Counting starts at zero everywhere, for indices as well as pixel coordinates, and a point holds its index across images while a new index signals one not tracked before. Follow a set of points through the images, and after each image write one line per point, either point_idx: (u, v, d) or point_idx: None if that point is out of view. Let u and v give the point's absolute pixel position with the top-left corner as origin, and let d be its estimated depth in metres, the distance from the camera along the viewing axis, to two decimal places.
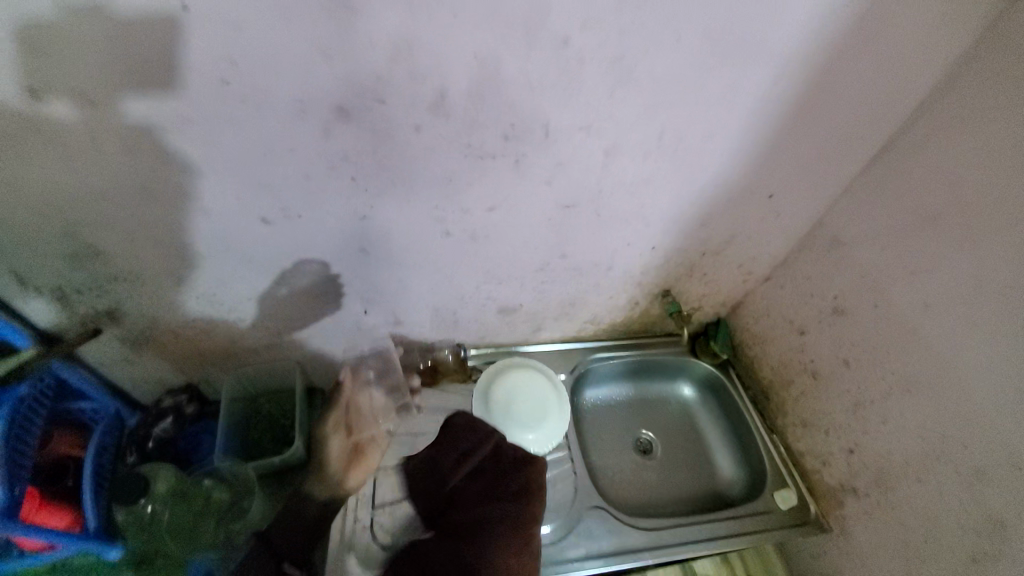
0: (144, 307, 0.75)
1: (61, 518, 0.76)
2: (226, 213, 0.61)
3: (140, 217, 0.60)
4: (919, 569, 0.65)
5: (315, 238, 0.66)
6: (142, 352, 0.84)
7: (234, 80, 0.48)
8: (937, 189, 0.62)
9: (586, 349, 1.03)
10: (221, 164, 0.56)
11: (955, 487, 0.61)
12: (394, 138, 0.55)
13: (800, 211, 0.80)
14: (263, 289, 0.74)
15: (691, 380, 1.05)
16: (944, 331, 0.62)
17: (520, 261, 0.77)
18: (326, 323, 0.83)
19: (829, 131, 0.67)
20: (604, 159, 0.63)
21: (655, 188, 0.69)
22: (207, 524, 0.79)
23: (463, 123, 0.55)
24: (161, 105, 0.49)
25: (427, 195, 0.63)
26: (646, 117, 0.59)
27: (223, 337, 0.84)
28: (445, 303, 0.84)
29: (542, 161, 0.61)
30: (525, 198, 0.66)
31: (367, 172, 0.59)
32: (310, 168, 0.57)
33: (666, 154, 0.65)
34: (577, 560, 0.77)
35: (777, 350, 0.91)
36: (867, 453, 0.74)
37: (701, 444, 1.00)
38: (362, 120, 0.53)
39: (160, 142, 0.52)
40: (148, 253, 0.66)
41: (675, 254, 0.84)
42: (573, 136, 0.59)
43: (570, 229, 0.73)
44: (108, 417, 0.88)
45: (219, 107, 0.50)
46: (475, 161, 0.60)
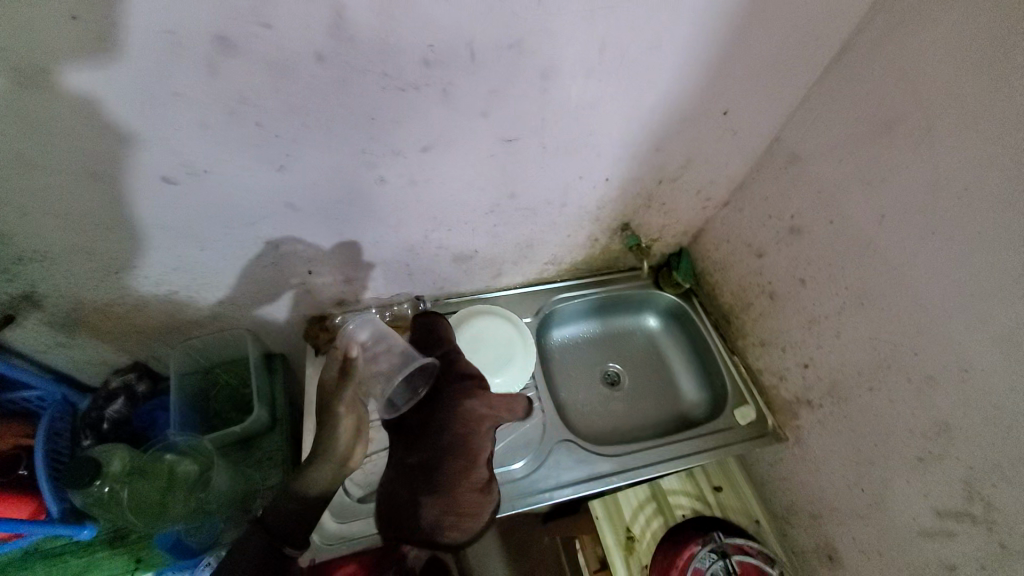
0: (63, 287, 0.68)
1: (16, 508, 0.74)
2: (124, 174, 0.54)
3: (22, 188, 0.53)
4: (869, 469, 0.70)
5: (234, 196, 0.60)
6: (76, 335, 0.78)
7: (84, 14, 0.40)
8: (895, 92, 0.58)
9: (550, 290, 1.01)
10: (101, 117, 0.48)
11: (901, 392, 0.63)
12: (296, 72, 0.48)
13: (757, 128, 0.76)
14: (190, 257, 0.68)
15: (656, 311, 1.06)
16: (896, 242, 0.61)
17: (467, 205, 0.72)
18: (270, 287, 0.79)
19: (785, 34, 0.62)
20: (542, 82, 0.57)
21: (602, 112, 0.64)
22: (176, 498, 0.77)
23: (374, 48, 0.48)
24: (2, 51, 0.41)
25: (349, 138, 0.57)
26: (583, 29, 0.53)
27: (161, 312, 0.78)
28: (395, 256, 0.79)
29: (473, 89, 0.55)
30: (460, 133, 0.60)
31: (274, 115, 0.52)
32: (207, 115, 0.50)
33: (611, 71, 0.59)
34: (550, 490, 0.80)
35: (738, 275, 0.91)
36: (821, 367, 0.76)
37: (667, 371, 1.03)
38: (252, 51, 0.45)
39: (17, 97, 0.44)
40: (45, 228, 0.58)
41: (631, 184, 0.80)
42: (503, 57, 0.53)
43: (515, 165, 0.68)
44: (56, 404, 0.84)
45: (75, 49, 0.42)
46: (397, 94, 0.53)
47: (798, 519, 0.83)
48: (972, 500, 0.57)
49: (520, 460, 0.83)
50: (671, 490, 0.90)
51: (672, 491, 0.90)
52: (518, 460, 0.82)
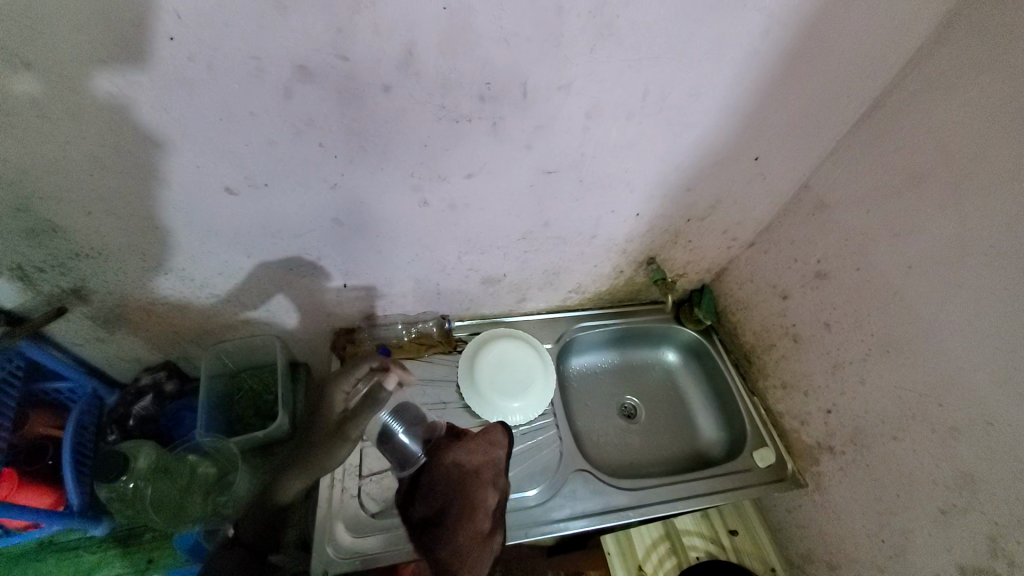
0: (111, 284, 0.72)
1: (40, 497, 0.77)
2: (188, 183, 0.58)
3: (97, 191, 0.57)
4: (890, 520, 0.68)
5: (285, 209, 0.64)
6: (115, 331, 0.81)
7: (180, 37, 0.44)
8: (923, 150, 0.61)
9: (572, 317, 1.03)
10: (178, 131, 0.52)
11: (926, 443, 0.63)
12: (362, 100, 0.52)
13: (786, 173, 0.78)
14: (236, 264, 0.72)
15: (676, 346, 1.07)
16: (924, 293, 0.62)
17: (502, 231, 0.75)
18: (305, 297, 0.81)
19: (818, 88, 0.65)
20: (585, 121, 0.60)
21: (639, 152, 0.67)
22: (194, 498, 0.81)
23: (435, 83, 0.52)
24: (108, 67, 0.45)
25: (400, 161, 0.60)
26: (628, 74, 0.56)
27: (199, 315, 0.81)
28: (427, 275, 0.82)
29: (520, 124, 0.59)
30: (504, 164, 0.63)
31: (334, 137, 0.55)
32: (274, 134, 0.54)
33: (650, 115, 0.62)
34: (562, 520, 0.79)
35: (760, 316, 0.92)
36: (843, 413, 0.75)
37: (685, 407, 1.02)
38: (324, 79, 0.49)
39: (110, 108, 0.49)
40: (109, 228, 0.62)
41: (659, 221, 0.82)
42: (553, 96, 0.56)
43: (551, 196, 0.71)
44: (86, 397, 0.86)
45: (170, 70, 0.46)
46: (450, 125, 0.57)
47: (816, 571, 0.81)
48: (995, 556, 0.55)
49: (535, 487, 0.82)
50: (685, 530, 0.88)
51: (686, 530, 0.88)
52: (533, 486, 0.82)
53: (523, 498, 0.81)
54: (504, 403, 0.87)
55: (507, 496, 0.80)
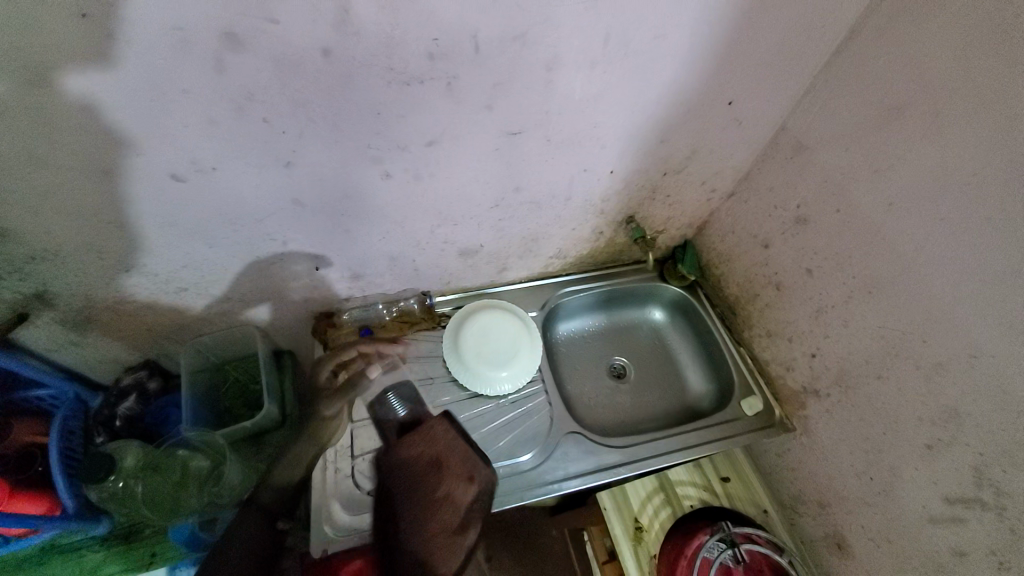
0: (75, 285, 0.69)
1: (32, 505, 0.76)
2: (132, 173, 0.55)
3: (38, 190, 0.54)
4: (877, 456, 0.70)
5: (240, 193, 0.61)
6: (87, 334, 0.79)
7: (92, 10, 0.40)
8: (900, 78, 0.58)
9: (556, 284, 1.02)
10: (113, 117, 0.49)
11: (909, 380, 0.64)
12: (302, 68, 0.48)
13: (762, 117, 0.76)
14: (201, 255, 0.69)
15: (661, 303, 1.06)
16: (906, 230, 0.61)
17: (472, 199, 0.72)
18: (279, 284, 0.79)
19: (790, 20, 0.61)
20: (547, 74, 0.57)
21: (607, 104, 0.64)
22: (189, 492, 0.82)
23: (380, 42, 0.48)
24: (15, 49, 0.41)
25: (355, 132, 0.57)
26: (587, 18, 0.52)
27: (171, 310, 0.79)
28: (402, 251, 0.80)
29: (477, 82, 0.55)
30: (465, 127, 0.60)
31: (280, 111, 0.52)
32: (214, 112, 0.50)
33: (615, 61, 0.59)
34: (558, 482, 0.80)
35: (743, 267, 0.91)
36: (828, 357, 0.76)
37: (674, 364, 1.03)
38: (259, 47, 0.46)
39: (30, 96, 0.45)
40: (59, 228, 0.59)
41: (636, 177, 0.80)
42: (508, 49, 0.53)
43: (519, 157, 0.68)
44: (68, 402, 0.84)
45: (83, 46, 0.42)
46: (403, 89, 0.53)
47: (806, 508, 0.83)
48: (981, 485, 0.57)
49: (528, 452, 0.83)
50: (680, 481, 0.90)
51: (680, 481, 0.90)
52: (526, 452, 0.83)
53: (518, 463, 0.82)
54: (492, 373, 0.86)
55: (501, 463, 0.81)
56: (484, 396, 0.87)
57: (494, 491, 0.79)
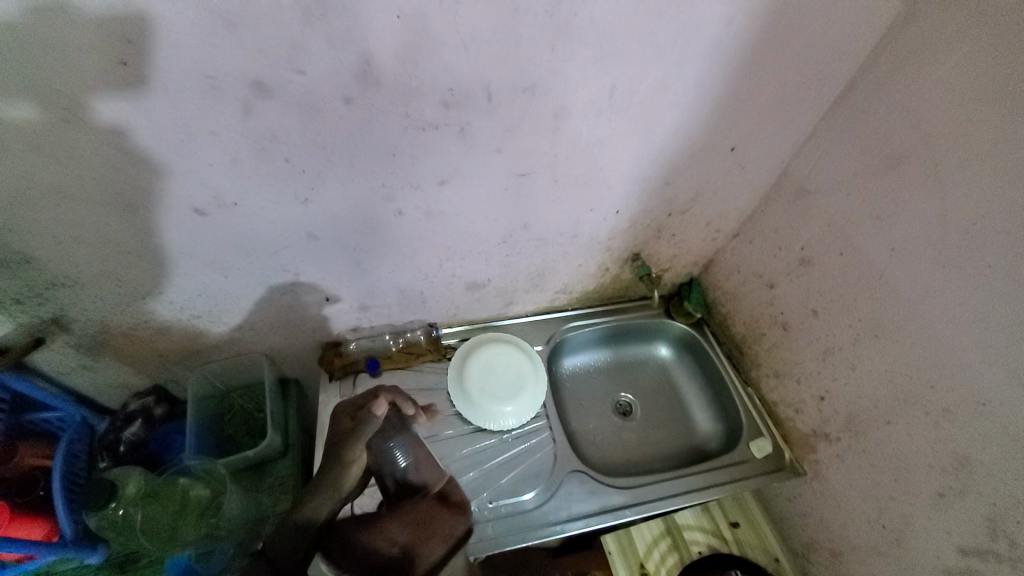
0: (92, 311, 0.71)
1: (29, 530, 0.75)
2: (156, 206, 0.57)
3: (67, 220, 0.56)
4: (890, 506, 0.67)
5: (257, 227, 0.63)
6: (99, 358, 0.80)
7: (132, 60, 0.43)
8: (897, 129, 0.60)
9: (562, 318, 1.02)
10: (144, 156, 0.52)
11: (919, 427, 0.62)
12: (323, 114, 0.51)
13: (764, 162, 0.78)
14: (214, 284, 0.71)
15: (667, 340, 1.06)
16: (909, 276, 0.61)
17: (480, 236, 0.74)
18: (289, 313, 0.81)
19: (788, 73, 0.64)
20: (555, 122, 0.60)
21: (612, 149, 0.66)
22: (186, 524, 0.80)
23: (397, 91, 0.51)
24: (59, 93, 0.45)
25: (370, 172, 0.59)
26: (593, 71, 0.55)
27: (183, 337, 0.80)
28: (410, 284, 0.81)
29: (488, 128, 0.58)
30: (475, 169, 0.63)
31: (300, 152, 0.55)
32: (238, 151, 0.53)
33: (620, 110, 0.61)
34: (560, 523, 0.78)
35: (749, 306, 0.91)
36: (837, 400, 0.75)
37: (680, 402, 1.01)
38: (284, 94, 0.49)
39: (69, 135, 0.48)
40: (82, 256, 0.61)
41: (641, 216, 0.81)
42: (518, 98, 0.55)
43: (527, 197, 0.70)
44: (75, 425, 0.85)
45: (123, 91, 0.46)
46: (417, 133, 0.56)
47: (819, 559, 0.80)
48: (995, 537, 0.55)
49: (531, 491, 0.82)
50: (686, 525, 0.87)
51: (686, 525, 0.87)
52: (529, 490, 0.82)
53: (520, 502, 0.80)
54: (496, 407, 0.86)
55: (503, 501, 0.80)
56: (487, 430, 0.86)
57: (494, 530, 0.77)
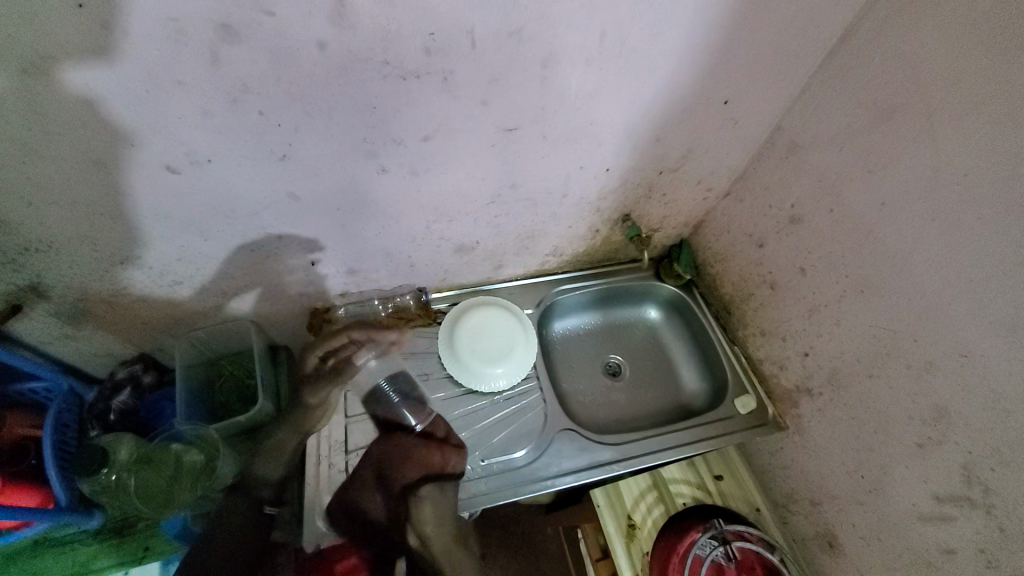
0: (70, 278, 0.69)
1: (25, 498, 0.75)
2: (128, 165, 0.55)
3: (34, 180, 0.54)
4: (868, 455, 0.70)
5: (235, 186, 0.61)
6: (82, 326, 0.78)
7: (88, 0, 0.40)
8: (892, 80, 0.59)
9: (552, 281, 1.02)
10: (109, 109, 0.49)
11: (900, 379, 0.64)
12: (298, 61, 0.48)
13: (757, 117, 0.76)
14: (194, 248, 0.69)
15: (657, 302, 1.06)
16: (897, 231, 0.61)
17: (468, 195, 0.72)
18: (274, 278, 0.79)
19: (785, 20, 0.62)
20: (543, 71, 0.57)
21: (603, 101, 0.64)
22: (182, 487, 0.81)
23: (376, 36, 0.48)
24: (13, 39, 0.41)
25: (351, 127, 0.57)
26: (583, 15, 0.53)
27: (166, 304, 0.79)
28: (397, 247, 0.80)
29: (473, 77, 0.55)
30: (460, 123, 0.60)
31: (276, 103, 0.52)
32: (210, 104, 0.50)
33: (611, 59, 0.59)
34: (551, 479, 0.81)
35: (738, 266, 0.92)
36: (821, 356, 0.76)
37: (668, 363, 1.03)
38: (254, 39, 0.46)
39: (27, 87, 0.45)
40: (54, 218, 0.59)
41: (632, 174, 0.80)
42: (504, 44, 0.53)
43: (515, 153, 0.68)
44: (63, 395, 0.84)
45: (81, 36, 0.42)
46: (399, 83, 0.53)
47: (799, 507, 0.83)
48: (970, 484, 0.57)
49: (522, 449, 0.83)
50: (672, 478, 0.90)
51: (673, 479, 0.90)
52: (520, 448, 0.83)
53: (511, 460, 0.82)
54: (487, 369, 0.87)
55: (495, 459, 0.81)
56: (478, 392, 0.87)
57: (487, 487, 0.79)
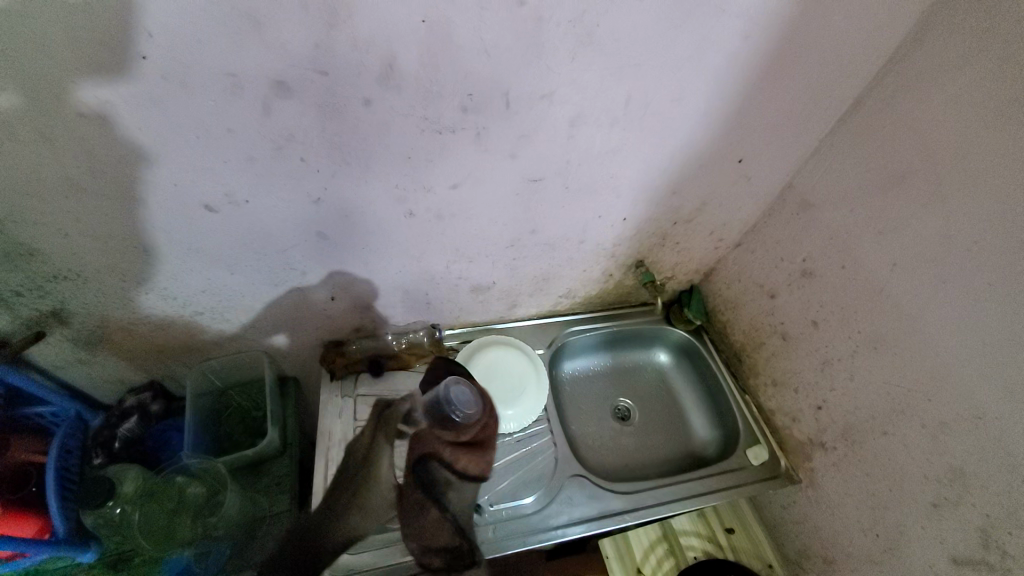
0: (93, 305, 0.70)
1: (23, 526, 0.71)
2: (170, 204, 0.57)
3: (74, 214, 0.56)
4: (883, 513, 0.69)
5: (268, 224, 0.63)
6: (97, 352, 0.79)
7: (152, 54, 0.43)
8: (901, 149, 0.62)
9: (563, 322, 1.03)
10: (160, 152, 0.51)
11: (915, 438, 0.64)
12: (343, 114, 0.51)
13: (769, 175, 0.79)
14: (220, 281, 0.70)
15: (667, 346, 1.07)
16: (908, 291, 0.63)
17: (490, 239, 0.75)
18: (293, 311, 0.80)
19: (798, 89, 0.66)
20: (570, 129, 0.60)
21: (624, 157, 0.67)
22: (183, 521, 0.77)
23: (419, 95, 0.51)
24: (76, 84, 0.44)
25: (384, 174, 0.59)
26: (612, 82, 0.56)
27: (184, 333, 0.79)
28: (416, 286, 0.81)
29: (503, 133, 0.58)
30: (489, 174, 0.63)
31: (317, 152, 0.55)
32: (255, 149, 0.53)
33: (635, 120, 0.62)
34: (560, 528, 0.79)
35: (749, 314, 0.93)
36: (834, 410, 0.76)
37: (678, 409, 1.02)
38: (305, 93, 0.49)
39: (86, 129, 0.48)
40: (86, 249, 0.60)
41: (647, 224, 0.82)
42: (536, 106, 0.56)
43: (537, 202, 0.70)
44: (69, 420, 0.82)
45: (142, 84, 0.45)
46: (434, 136, 0.56)
47: (811, 565, 0.81)
48: (987, 546, 0.57)
49: (531, 494, 0.82)
50: (683, 531, 0.88)
51: (683, 531, 0.88)
52: (529, 494, 0.82)
53: (520, 506, 0.80)
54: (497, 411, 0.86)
55: (503, 505, 0.80)
56: None
57: (495, 534, 0.77)
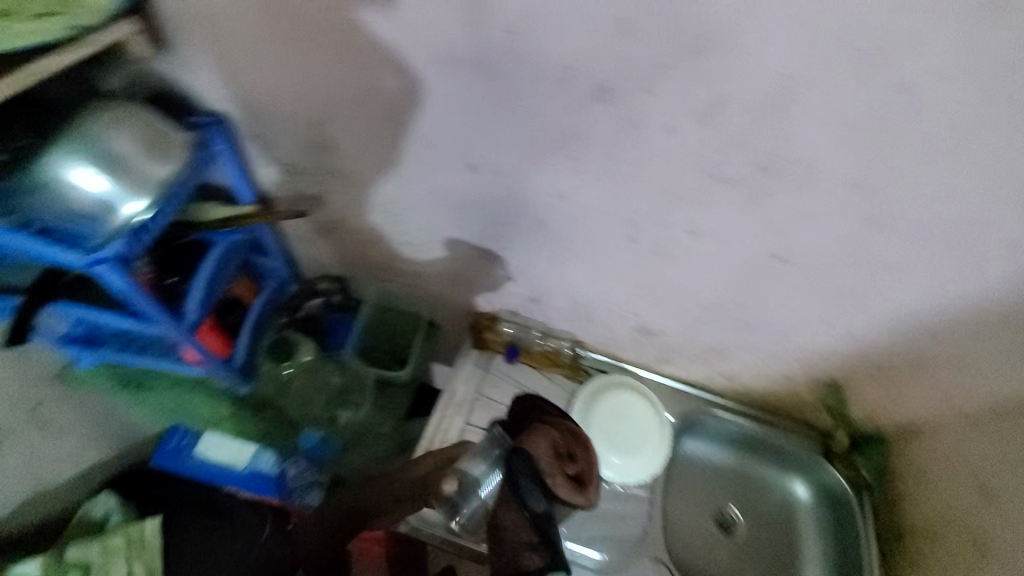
0: (340, 204, 0.82)
1: (219, 344, 0.83)
2: (446, 150, 0.64)
3: (376, 131, 0.65)
4: None
5: (507, 197, 0.67)
6: (320, 238, 0.93)
7: (518, 29, 0.48)
8: None
9: (705, 399, 0.95)
10: (468, 109, 0.58)
11: None
12: (638, 131, 0.52)
13: None
14: (439, 226, 0.78)
15: (813, 483, 0.90)
16: None
17: (690, 292, 0.71)
18: (477, 274, 0.86)
19: None
20: (853, 226, 0.54)
21: (893, 275, 0.59)
22: (323, 399, 0.92)
23: (722, 139, 0.50)
24: (447, 35, 0.51)
25: (636, 197, 0.60)
26: (937, 197, 0.49)
27: (386, 252, 0.90)
28: (591, 301, 0.81)
29: (780, 203, 0.54)
30: (736, 234, 0.60)
31: (591, 155, 0.57)
32: (541, 133, 0.57)
33: (935, 244, 0.54)
34: None
35: (940, 504, 0.74)
36: None
37: (794, 552, 0.88)
38: (618, 102, 0.50)
39: (430, 71, 0.55)
40: (365, 161, 0.71)
41: (867, 349, 0.72)
42: (833, 190, 0.51)
43: (763, 279, 0.65)
44: (275, 277, 0.98)
45: (493, 51, 0.51)
46: (708, 180, 0.55)
47: None
48: None
49: (605, 553, 0.79)
50: None
51: None
52: (603, 551, 0.79)
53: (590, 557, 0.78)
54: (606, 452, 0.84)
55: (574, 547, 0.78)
56: None
57: None
